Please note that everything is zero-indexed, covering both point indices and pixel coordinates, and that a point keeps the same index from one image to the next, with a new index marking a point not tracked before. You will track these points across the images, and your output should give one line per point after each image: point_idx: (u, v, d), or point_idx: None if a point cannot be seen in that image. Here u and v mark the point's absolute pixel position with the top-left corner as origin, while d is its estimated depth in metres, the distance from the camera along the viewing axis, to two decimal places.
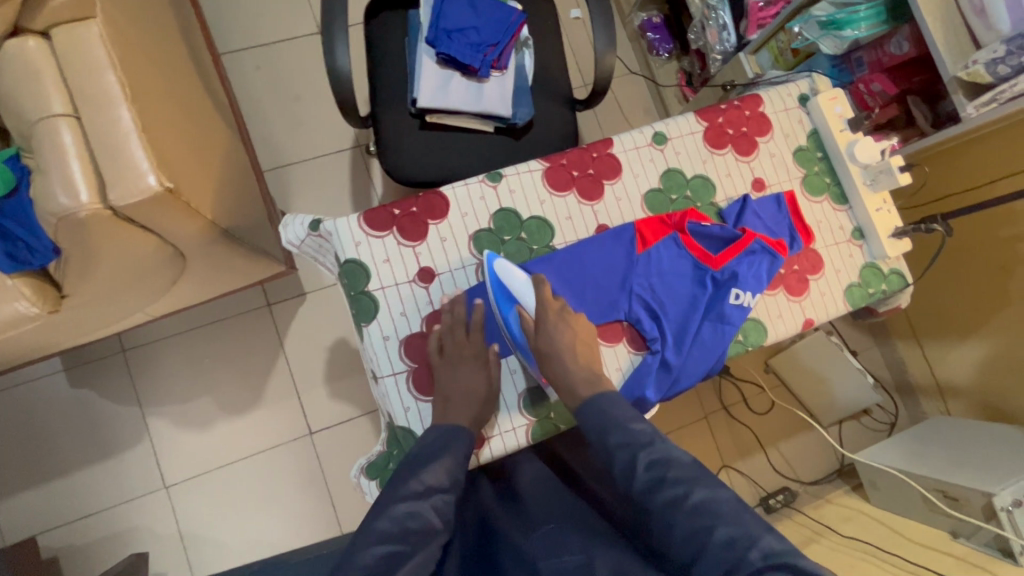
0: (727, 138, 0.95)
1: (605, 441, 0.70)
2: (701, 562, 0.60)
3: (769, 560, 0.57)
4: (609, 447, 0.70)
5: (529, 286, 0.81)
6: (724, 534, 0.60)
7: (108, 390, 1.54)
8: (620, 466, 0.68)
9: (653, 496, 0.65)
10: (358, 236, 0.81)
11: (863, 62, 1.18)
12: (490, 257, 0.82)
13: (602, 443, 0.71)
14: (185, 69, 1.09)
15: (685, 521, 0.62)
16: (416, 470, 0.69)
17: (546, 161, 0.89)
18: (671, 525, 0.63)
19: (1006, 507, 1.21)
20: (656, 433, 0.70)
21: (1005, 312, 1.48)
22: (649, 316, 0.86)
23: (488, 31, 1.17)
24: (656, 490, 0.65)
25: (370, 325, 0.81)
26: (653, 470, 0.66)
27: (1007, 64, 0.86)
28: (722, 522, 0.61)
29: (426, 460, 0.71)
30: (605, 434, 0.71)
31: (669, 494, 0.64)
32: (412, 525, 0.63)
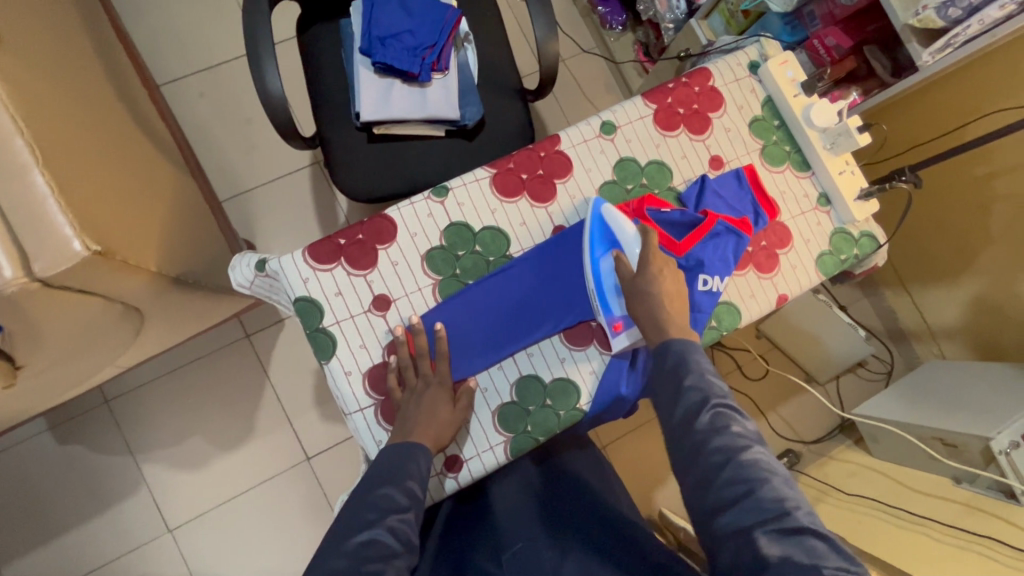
0: (679, 118, 0.91)
1: (679, 379, 0.70)
2: (738, 511, 0.60)
3: (809, 523, 0.59)
4: (682, 386, 0.69)
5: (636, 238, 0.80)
6: (772, 492, 0.61)
7: (98, 442, 1.52)
8: (684, 403, 0.68)
9: (714, 436, 0.64)
10: (305, 272, 0.78)
11: (816, 17, 1.12)
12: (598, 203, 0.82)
13: (669, 381, 0.71)
14: (112, 112, 1.05)
15: (737, 469, 0.62)
16: (384, 511, 0.68)
17: (492, 168, 0.86)
18: (720, 471, 0.62)
19: (1004, 449, 1.20)
20: (726, 392, 0.69)
21: (989, 249, 1.47)
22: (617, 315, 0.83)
23: (423, 32, 1.12)
24: (715, 434, 0.64)
25: (329, 362, 0.79)
26: (715, 417, 0.66)
27: (959, 5, 0.81)
28: (777, 477, 0.62)
29: (393, 497, 0.68)
30: (678, 372, 0.70)
31: (730, 439, 0.64)
32: (368, 556, 0.64)
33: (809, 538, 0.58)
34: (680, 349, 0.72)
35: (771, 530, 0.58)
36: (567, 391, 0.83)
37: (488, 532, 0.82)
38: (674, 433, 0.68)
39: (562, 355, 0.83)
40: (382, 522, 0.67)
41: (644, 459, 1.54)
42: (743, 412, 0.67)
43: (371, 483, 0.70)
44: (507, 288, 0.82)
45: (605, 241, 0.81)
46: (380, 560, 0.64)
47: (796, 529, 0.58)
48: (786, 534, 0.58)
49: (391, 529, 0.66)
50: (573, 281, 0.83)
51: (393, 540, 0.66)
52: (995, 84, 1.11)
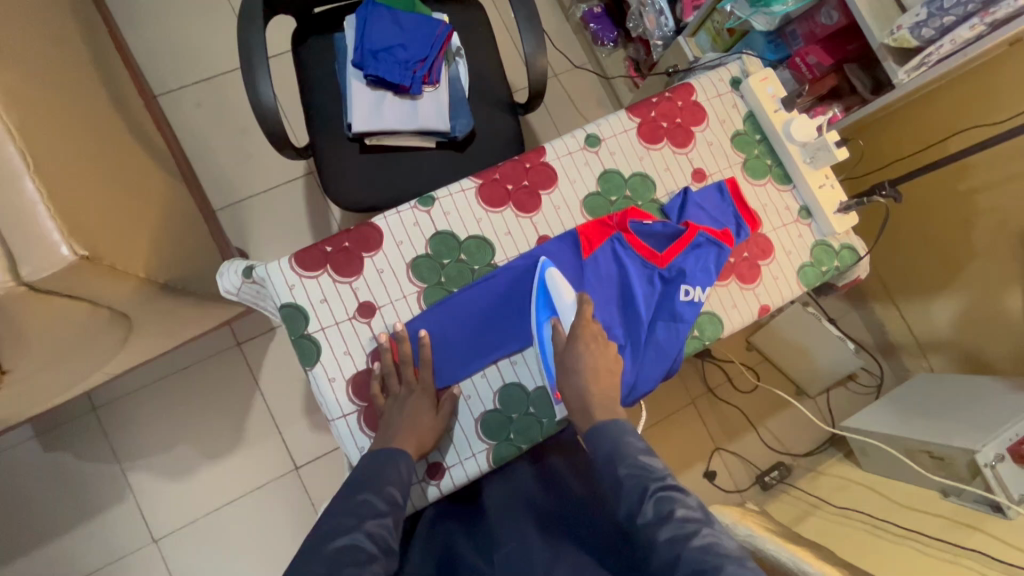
0: (662, 131, 0.93)
1: (615, 472, 0.68)
2: None
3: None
4: (619, 478, 0.68)
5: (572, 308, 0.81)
6: (731, 575, 0.57)
7: (85, 450, 1.51)
8: (627, 498, 0.66)
9: (659, 529, 0.62)
10: (291, 278, 0.79)
11: (798, 35, 1.15)
12: (543, 267, 0.82)
13: (609, 473, 0.69)
14: (106, 121, 1.06)
15: (690, 556, 0.59)
16: (364, 516, 0.67)
17: (478, 178, 0.87)
18: (674, 563, 0.60)
19: (990, 462, 1.20)
20: (668, 471, 0.68)
21: (974, 264, 1.49)
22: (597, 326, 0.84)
23: (415, 46, 1.14)
24: (661, 525, 0.62)
25: (313, 369, 0.79)
26: (659, 504, 0.64)
27: (931, 26, 0.84)
28: (733, 559, 0.58)
29: (372, 502, 0.68)
30: (614, 462, 0.69)
31: (675, 527, 0.61)
32: (345, 561, 0.61)
33: None
34: (608, 438, 0.71)
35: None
36: (551, 399, 0.83)
37: (470, 541, 0.82)
38: (630, 529, 0.66)
39: (546, 364, 0.84)
40: (362, 526, 0.65)
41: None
42: (687, 491, 0.65)
43: (352, 487, 0.71)
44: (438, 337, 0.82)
45: (547, 307, 0.82)
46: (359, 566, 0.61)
47: None
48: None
49: (370, 534, 0.65)
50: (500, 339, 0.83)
51: (372, 545, 0.64)
52: (975, 100, 1.13)
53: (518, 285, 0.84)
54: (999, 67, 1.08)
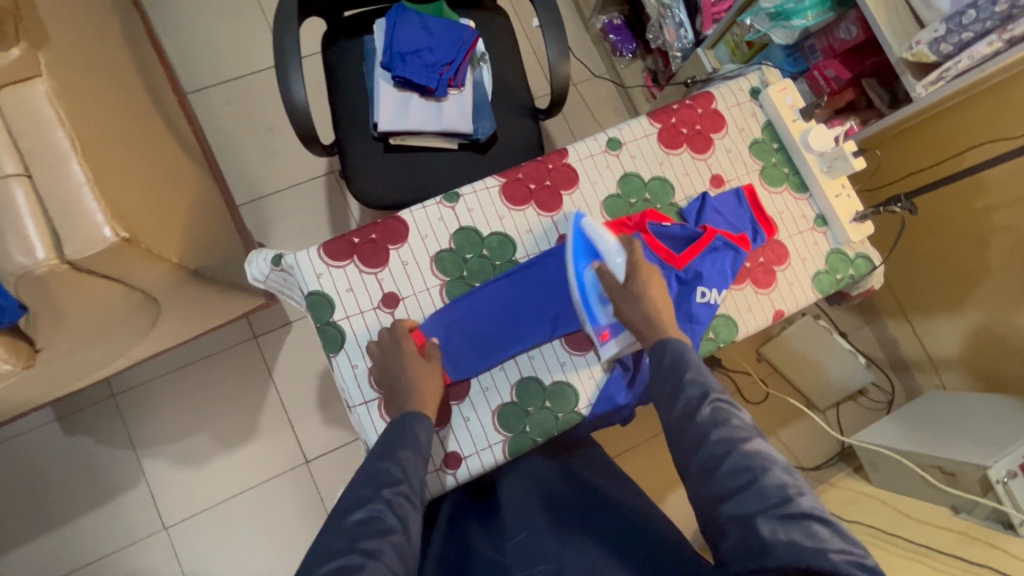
0: (682, 137, 0.95)
1: (679, 376, 0.73)
2: (743, 499, 0.61)
3: (812, 510, 0.59)
4: (684, 381, 0.72)
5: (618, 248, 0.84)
6: (773, 481, 0.62)
7: (102, 435, 1.54)
8: (685, 399, 0.71)
9: (713, 428, 0.67)
10: (319, 267, 0.82)
11: (816, 50, 1.18)
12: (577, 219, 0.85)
13: (670, 377, 0.73)
14: (143, 113, 1.10)
15: (738, 457, 0.64)
16: (381, 487, 0.67)
17: (502, 177, 0.90)
18: (720, 461, 0.64)
19: (1002, 478, 1.20)
20: (723, 389, 0.72)
21: (988, 281, 1.49)
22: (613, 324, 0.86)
23: (442, 50, 1.18)
24: (716, 425, 0.67)
25: (337, 355, 0.81)
26: (716, 409, 0.68)
27: (949, 42, 0.85)
28: (776, 465, 0.63)
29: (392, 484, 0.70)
30: (677, 371, 0.74)
31: (729, 429, 0.66)
32: None
33: (815, 526, 0.58)
34: (676, 348, 0.76)
35: (772, 517, 0.59)
36: (566, 394, 0.85)
37: (482, 531, 0.84)
38: (676, 427, 0.70)
39: (562, 359, 0.86)
40: (380, 495, 0.66)
41: (640, 475, 1.54)
42: (741, 407, 0.70)
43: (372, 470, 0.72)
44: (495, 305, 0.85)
45: (588, 253, 0.85)
46: (380, 536, 0.62)
47: (800, 516, 0.59)
48: (790, 519, 0.59)
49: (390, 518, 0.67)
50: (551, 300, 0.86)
51: None
52: (992, 115, 1.15)
53: (536, 277, 0.86)
54: (1015, 85, 1.09)
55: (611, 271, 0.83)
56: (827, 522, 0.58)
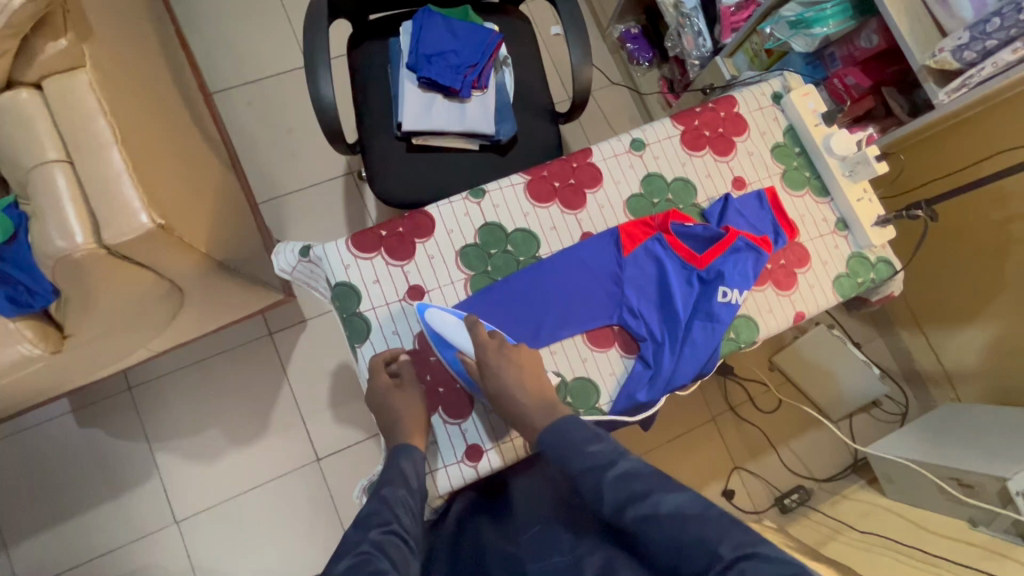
0: (705, 139, 0.96)
1: (567, 468, 0.70)
2: (685, 561, 0.60)
3: (739, 552, 0.57)
4: (573, 472, 0.69)
5: (459, 329, 0.80)
6: (694, 534, 0.60)
7: (117, 428, 1.55)
8: (587, 486, 0.68)
9: (622, 512, 0.64)
10: (347, 258, 0.83)
11: (836, 58, 1.19)
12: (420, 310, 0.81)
13: (563, 466, 0.71)
14: (175, 108, 1.13)
15: (659, 527, 0.62)
16: (372, 527, 0.65)
17: (527, 174, 0.91)
18: (645, 538, 0.62)
19: (1021, 490, 1.18)
20: (616, 451, 0.70)
21: (1004, 294, 1.49)
22: (636, 320, 0.87)
23: (466, 53, 1.19)
24: (623, 504, 0.64)
25: (362, 346, 0.82)
26: (619, 484, 0.66)
27: (973, 49, 0.86)
28: (690, 520, 0.61)
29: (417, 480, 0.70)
30: (565, 461, 0.71)
31: (637, 505, 0.64)
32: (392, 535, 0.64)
33: (750, 567, 0.56)
34: (553, 434, 0.73)
35: None
36: (587, 389, 0.85)
37: (496, 528, 0.84)
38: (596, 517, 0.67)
39: (584, 355, 0.86)
40: (368, 537, 0.63)
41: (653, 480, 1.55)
42: (639, 465, 0.67)
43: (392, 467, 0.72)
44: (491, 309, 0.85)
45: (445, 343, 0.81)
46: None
47: (731, 566, 0.57)
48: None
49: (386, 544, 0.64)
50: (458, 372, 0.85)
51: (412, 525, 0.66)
52: (1013, 124, 1.15)
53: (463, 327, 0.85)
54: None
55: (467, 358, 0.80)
56: (754, 560, 0.57)
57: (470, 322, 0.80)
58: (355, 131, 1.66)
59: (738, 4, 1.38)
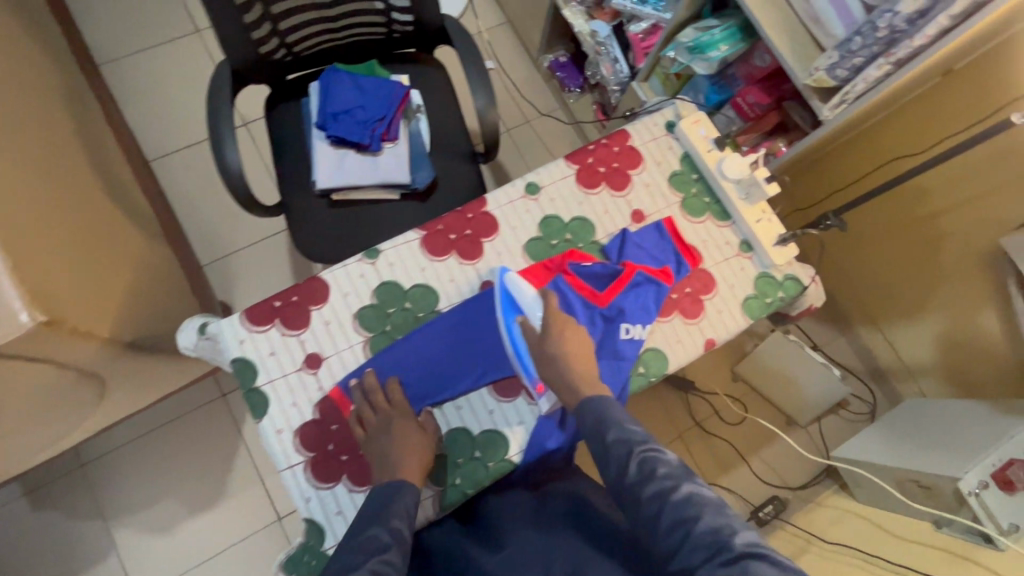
0: (600, 176, 0.97)
1: (602, 438, 0.71)
2: (685, 548, 0.60)
3: (750, 548, 0.58)
4: (606, 441, 0.70)
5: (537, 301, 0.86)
6: (708, 525, 0.60)
7: (71, 507, 1.53)
8: (613, 459, 0.69)
9: (644, 487, 0.65)
10: (241, 334, 0.83)
11: (738, 77, 1.21)
12: (503, 271, 0.86)
13: (594, 439, 0.72)
14: (86, 189, 1.13)
15: (672, 510, 0.62)
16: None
17: (422, 229, 0.91)
18: (657, 516, 0.63)
19: (974, 489, 1.17)
20: (650, 437, 0.70)
21: (948, 285, 1.50)
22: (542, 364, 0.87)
23: (373, 107, 1.21)
24: (646, 481, 0.65)
25: (261, 421, 0.81)
26: (643, 464, 0.66)
27: (844, 67, 0.88)
28: (709, 510, 0.61)
29: None
30: (601, 432, 0.71)
31: (659, 483, 0.64)
32: None
33: (755, 566, 0.56)
34: (597, 408, 0.73)
35: (715, 567, 0.57)
36: (496, 442, 0.84)
37: None
38: (614, 487, 0.68)
39: (490, 408, 0.86)
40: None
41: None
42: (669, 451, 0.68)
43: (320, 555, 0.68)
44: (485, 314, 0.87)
45: (513, 308, 0.85)
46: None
47: (739, 559, 0.57)
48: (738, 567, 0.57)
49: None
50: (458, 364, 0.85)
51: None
52: (927, 123, 1.20)
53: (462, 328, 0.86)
54: (932, 98, 1.17)
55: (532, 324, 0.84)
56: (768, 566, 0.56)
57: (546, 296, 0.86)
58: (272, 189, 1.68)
59: (647, 30, 1.40)
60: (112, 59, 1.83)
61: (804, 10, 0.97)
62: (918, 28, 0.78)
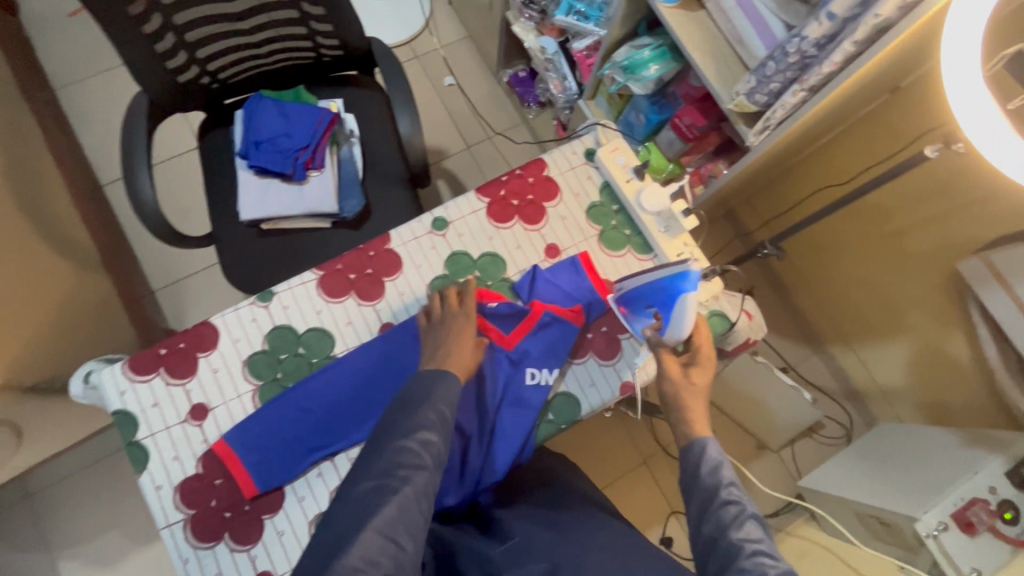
0: (512, 209, 0.92)
1: (692, 474, 0.71)
2: None
3: None
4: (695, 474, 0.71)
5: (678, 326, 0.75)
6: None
7: (16, 539, 1.50)
8: (695, 495, 0.69)
9: (707, 525, 0.66)
10: (122, 384, 0.80)
11: (678, 96, 1.15)
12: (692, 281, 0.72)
13: (689, 472, 0.72)
14: (2, 224, 1.11)
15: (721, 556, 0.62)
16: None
17: (320, 270, 0.87)
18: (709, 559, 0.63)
19: (932, 532, 1.10)
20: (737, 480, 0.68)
21: (917, 307, 1.42)
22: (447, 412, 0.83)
23: (298, 135, 1.17)
24: (709, 521, 0.65)
25: (141, 476, 0.78)
26: (711, 508, 0.66)
27: (762, 92, 0.83)
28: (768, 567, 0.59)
29: None
30: (696, 469, 0.71)
31: (723, 525, 0.64)
32: None
33: None
34: (696, 447, 0.73)
35: None
36: None
37: None
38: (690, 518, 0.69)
39: None
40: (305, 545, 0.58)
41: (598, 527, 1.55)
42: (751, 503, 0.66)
43: None
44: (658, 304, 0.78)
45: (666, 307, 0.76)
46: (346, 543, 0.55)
47: None
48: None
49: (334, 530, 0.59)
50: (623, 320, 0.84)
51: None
52: (877, 141, 1.19)
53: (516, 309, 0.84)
54: (866, 125, 1.20)
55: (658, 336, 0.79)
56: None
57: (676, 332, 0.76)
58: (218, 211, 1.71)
59: (590, 47, 1.34)
60: (68, 83, 1.81)
61: (729, 30, 0.92)
62: (828, 52, 0.73)
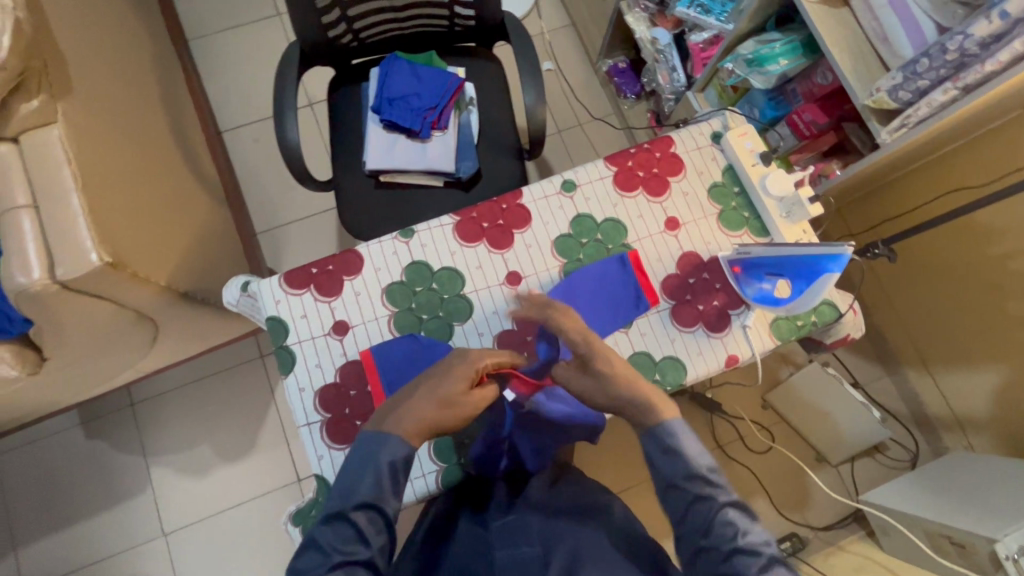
0: (638, 180, 0.97)
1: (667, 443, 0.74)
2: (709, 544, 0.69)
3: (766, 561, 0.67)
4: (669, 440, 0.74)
5: (816, 293, 0.82)
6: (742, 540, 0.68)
7: (117, 441, 1.65)
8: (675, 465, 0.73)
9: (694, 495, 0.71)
10: (278, 294, 0.89)
11: (798, 93, 1.18)
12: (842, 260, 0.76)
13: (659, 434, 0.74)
14: (161, 149, 1.23)
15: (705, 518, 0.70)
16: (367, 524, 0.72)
17: (457, 215, 0.94)
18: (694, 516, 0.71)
19: (1012, 555, 1.08)
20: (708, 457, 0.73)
21: (1012, 337, 1.38)
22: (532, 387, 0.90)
23: (427, 96, 1.26)
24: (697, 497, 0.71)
25: (288, 377, 0.87)
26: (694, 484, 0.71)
27: (907, 89, 0.85)
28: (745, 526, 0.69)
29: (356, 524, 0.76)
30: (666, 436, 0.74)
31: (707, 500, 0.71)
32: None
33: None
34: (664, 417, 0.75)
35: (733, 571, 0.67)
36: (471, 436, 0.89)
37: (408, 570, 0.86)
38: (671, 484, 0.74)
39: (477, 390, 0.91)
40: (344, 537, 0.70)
41: (652, 511, 1.57)
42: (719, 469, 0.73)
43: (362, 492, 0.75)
44: (790, 272, 0.83)
45: (804, 277, 0.82)
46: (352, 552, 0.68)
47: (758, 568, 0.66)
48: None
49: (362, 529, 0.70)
50: (745, 282, 0.90)
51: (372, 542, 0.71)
52: (1002, 155, 1.14)
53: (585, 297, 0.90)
54: (994, 138, 1.15)
55: (788, 294, 0.86)
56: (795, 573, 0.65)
57: (809, 297, 0.83)
58: (324, 166, 1.83)
59: (708, 40, 1.37)
60: (201, 35, 1.97)
61: (872, 28, 0.93)
62: (992, 52, 0.75)
